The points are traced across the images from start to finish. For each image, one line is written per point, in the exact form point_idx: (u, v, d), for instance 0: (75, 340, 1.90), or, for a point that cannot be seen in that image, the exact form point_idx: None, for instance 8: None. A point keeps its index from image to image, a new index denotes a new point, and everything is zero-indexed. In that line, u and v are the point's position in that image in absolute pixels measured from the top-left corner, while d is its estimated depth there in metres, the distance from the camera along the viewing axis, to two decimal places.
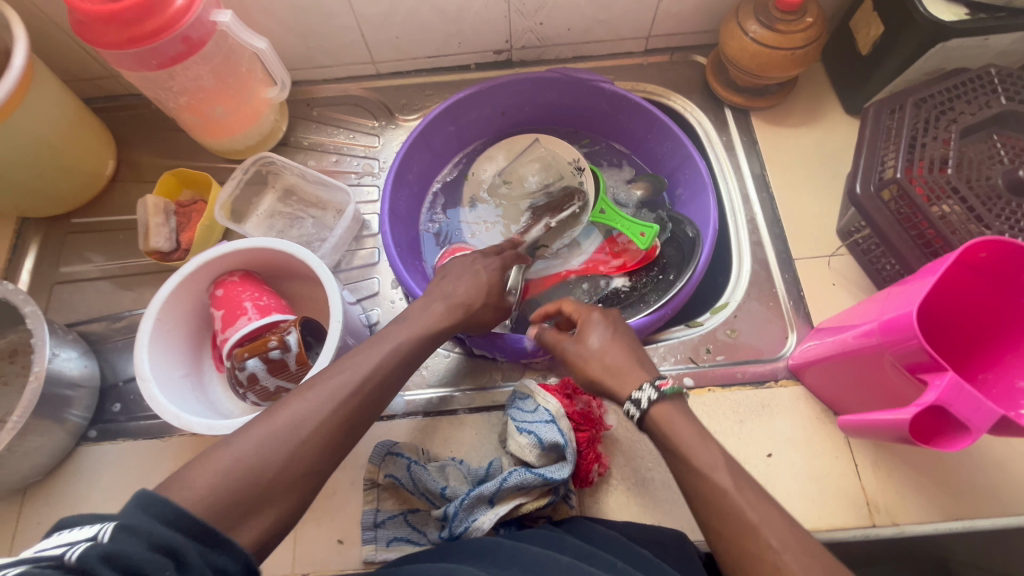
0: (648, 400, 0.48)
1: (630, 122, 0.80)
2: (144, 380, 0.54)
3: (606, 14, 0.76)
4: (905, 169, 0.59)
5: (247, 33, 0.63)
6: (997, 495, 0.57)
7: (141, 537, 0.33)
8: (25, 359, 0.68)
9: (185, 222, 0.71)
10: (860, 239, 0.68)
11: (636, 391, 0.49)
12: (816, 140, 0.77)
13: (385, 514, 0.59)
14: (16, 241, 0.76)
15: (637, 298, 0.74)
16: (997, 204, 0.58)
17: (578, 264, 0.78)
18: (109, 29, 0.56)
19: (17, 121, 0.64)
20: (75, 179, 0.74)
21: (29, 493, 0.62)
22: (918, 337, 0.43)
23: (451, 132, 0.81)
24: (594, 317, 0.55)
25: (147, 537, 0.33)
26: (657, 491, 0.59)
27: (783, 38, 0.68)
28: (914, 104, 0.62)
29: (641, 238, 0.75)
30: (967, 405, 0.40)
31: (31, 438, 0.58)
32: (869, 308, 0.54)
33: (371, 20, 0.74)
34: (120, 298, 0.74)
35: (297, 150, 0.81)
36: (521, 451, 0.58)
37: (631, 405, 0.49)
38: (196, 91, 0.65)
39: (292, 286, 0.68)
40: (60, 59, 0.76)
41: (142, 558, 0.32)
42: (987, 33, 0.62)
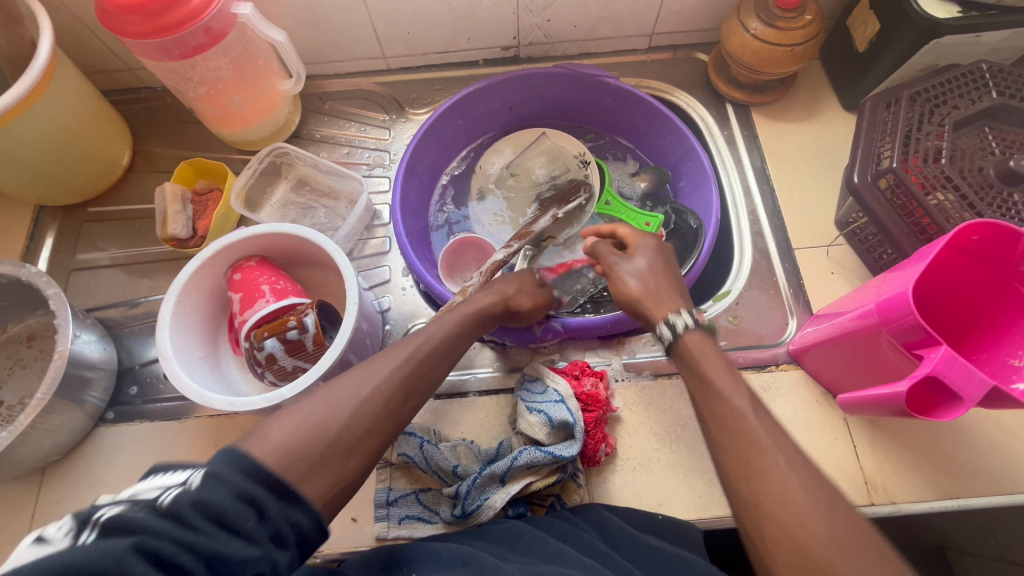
0: (684, 324, 0.51)
1: (634, 117, 0.82)
2: (166, 359, 0.56)
3: (611, 11, 0.79)
4: (900, 159, 0.61)
5: (265, 25, 0.65)
6: (990, 473, 0.59)
7: (226, 487, 0.35)
8: (43, 343, 0.70)
9: (201, 210, 0.73)
10: (857, 229, 0.70)
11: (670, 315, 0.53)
12: (815, 134, 0.80)
13: (397, 492, 0.60)
14: (33, 229, 0.78)
15: None
16: (988, 193, 0.60)
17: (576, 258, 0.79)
18: (133, 19, 0.58)
19: (40, 109, 0.65)
20: (93, 168, 0.76)
21: (48, 472, 0.64)
22: (914, 314, 0.45)
23: (460, 126, 0.83)
24: (647, 243, 0.61)
25: (232, 487, 0.35)
26: (661, 471, 0.61)
27: (783, 34, 0.71)
28: (909, 97, 0.64)
29: (646, 227, 0.77)
30: (961, 376, 0.42)
31: (52, 417, 0.59)
32: (867, 290, 0.56)
33: (383, 16, 0.76)
34: (136, 285, 0.76)
35: (309, 142, 0.82)
36: (531, 429, 0.59)
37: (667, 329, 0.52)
38: (215, 82, 0.67)
39: (306, 272, 0.70)
40: (80, 51, 0.77)
41: (226, 507, 0.34)
42: (979, 30, 0.65)
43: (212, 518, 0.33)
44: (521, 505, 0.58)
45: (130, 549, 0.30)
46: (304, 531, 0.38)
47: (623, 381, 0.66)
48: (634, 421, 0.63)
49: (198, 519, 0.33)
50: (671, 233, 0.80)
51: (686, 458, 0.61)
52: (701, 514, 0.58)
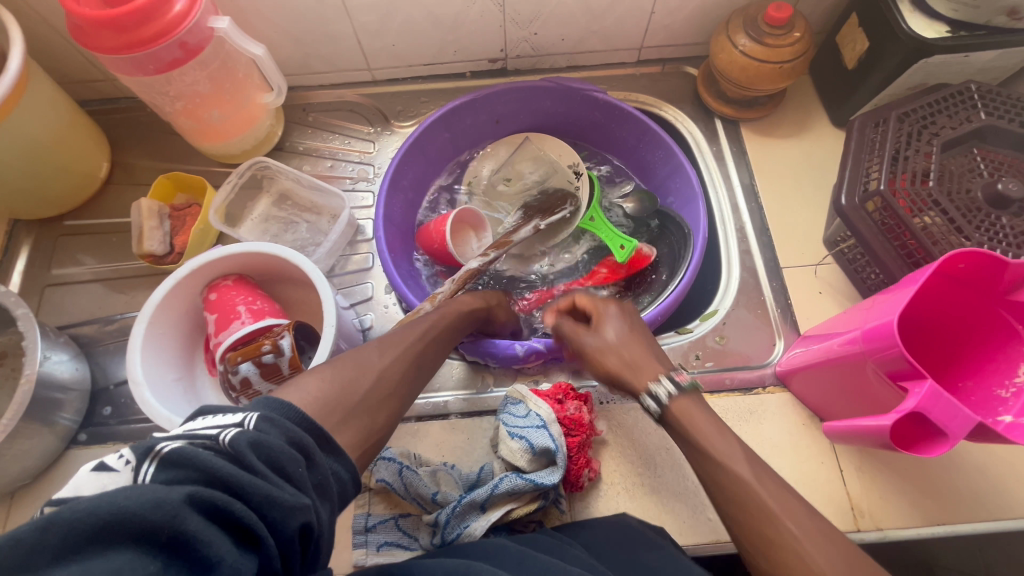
0: (667, 392, 0.50)
1: (623, 131, 0.81)
2: (137, 384, 0.54)
3: (599, 25, 0.78)
4: (888, 181, 0.61)
5: (244, 39, 0.63)
6: (978, 500, 0.58)
7: (279, 432, 0.33)
8: (14, 362, 0.68)
9: (179, 225, 0.72)
10: (845, 249, 0.69)
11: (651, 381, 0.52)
12: (804, 150, 0.79)
13: (376, 518, 0.59)
14: (8, 242, 0.76)
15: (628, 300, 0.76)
16: (976, 216, 0.60)
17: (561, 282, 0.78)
18: (106, 34, 0.57)
19: (12, 123, 0.64)
20: (68, 181, 0.74)
21: (17, 497, 0.62)
22: (899, 346, 0.44)
23: (446, 139, 0.81)
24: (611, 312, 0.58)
25: (284, 433, 0.34)
26: (646, 496, 0.60)
27: (772, 51, 0.70)
28: (897, 118, 0.64)
29: (620, 251, 0.76)
30: (945, 412, 0.41)
31: (21, 441, 0.58)
32: (853, 316, 0.55)
33: (368, 28, 0.75)
34: (112, 301, 0.74)
35: (292, 155, 0.81)
36: (512, 456, 0.58)
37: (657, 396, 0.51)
38: (193, 96, 0.66)
39: (286, 291, 0.68)
40: (56, 61, 0.76)
41: (282, 451, 0.32)
42: (968, 50, 0.64)
43: (268, 461, 0.31)
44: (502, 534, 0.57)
45: (186, 496, 0.27)
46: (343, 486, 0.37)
47: (607, 404, 0.65)
48: (619, 444, 0.62)
49: (256, 461, 0.31)
50: (657, 249, 0.79)
51: (670, 482, 0.60)
52: (685, 540, 0.57)
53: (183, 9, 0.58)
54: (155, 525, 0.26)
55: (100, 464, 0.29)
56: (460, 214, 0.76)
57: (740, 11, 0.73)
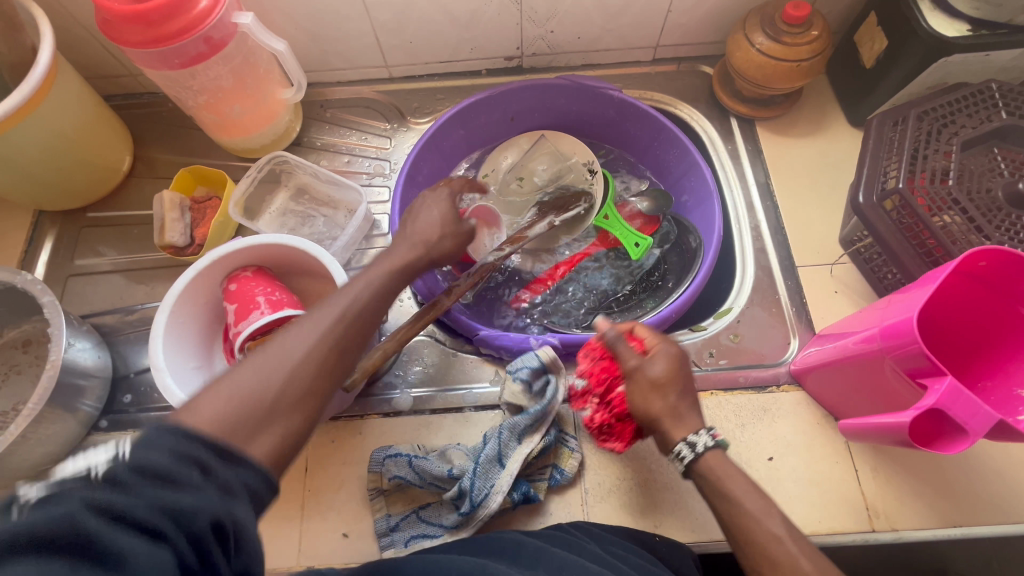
0: (704, 445, 0.48)
1: (637, 129, 0.81)
2: (159, 371, 0.55)
3: (615, 23, 0.78)
4: (907, 179, 0.60)
5: (267, 35, 0.64)
6: (996, 501, 0.58)
7: (162, 447, 0.29)
8: (38, 349, 0.69)
9: (199, 217, 0.73)
10: (862, 248, 0.69)
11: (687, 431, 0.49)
12: (820, 149, 0.79)
13: (397, 517, 0.59)
14: (32, 233, 0.78)
15: (634, 303, 0.75)
16: (996, 215, 0.59)
17: (561, 261, 0.79)
18: (133, 28, 0.58)
19: (40, 117, 0.65)
20: (92, 173, 0.76)
21: None
22: (918, 342, 0.44)
23: (461, 136, 0.82)
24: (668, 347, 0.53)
25: (171, 447, 0.29)
26: (659, 492, 0.60)
27: (789, 50, 0.70)
28: (917, 116, 0.63)
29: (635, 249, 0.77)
30: (966, 409, 0.41)
31: (45, 426, 0.59)
32: (869, 314, 0.55)
33: (385, 25, 0.76)
34: (133, 292, 0.75)
35: (310, 150, 0.82)
36: (517, 398, 0.61)
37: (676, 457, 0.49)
38: (215, 90, 0.67)
39: (302, 283, 0.69)
40: (84, 57, 0.78)
41: (166, 465, 0.28)
42: (988, 49, 0.64)
43: (152, 476, 0.28)
44: (525, 485, 0.58)
45: (75, 502, 0.25)
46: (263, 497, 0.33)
47: None
48: None
49: (137, 479, 0.27)
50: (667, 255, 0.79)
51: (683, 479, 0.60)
52: (698, 535, 0.58)
53: (208, 4, 0.59)
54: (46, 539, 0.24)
55: None
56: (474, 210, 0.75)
57: (757, 9, 0.73)
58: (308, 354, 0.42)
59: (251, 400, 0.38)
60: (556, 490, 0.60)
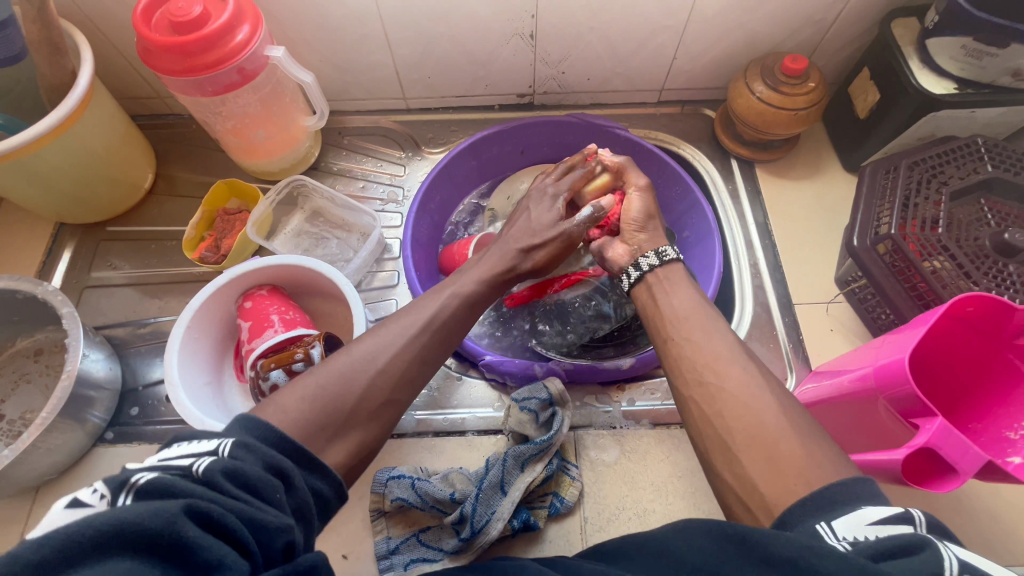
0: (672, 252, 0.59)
1: (642, 166, 0.85)
2: (172, 385, 0.57)
3: (624, 67, 0.82)
4: (899, 226, 0.63)
5: (295, 67, 0.68)
6: (989, 543, 0.59)
7: (256, 458, 0.36)
8: (49, 359, 0.71)
9: (229, 229, 0.76)
10: (856, 288, 0.72)
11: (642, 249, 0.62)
12: (815, 193, 0.82)
13: (397, 540, 0.60)
14: (52, 244, 0.80)
15: (628, 339, 0.74)
16: (985, 263, 0.62)
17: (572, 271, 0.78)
18: (172, 58, 0.61)
19: (75, 135, 0.68)
20: (116, 189, 0.78)
21: (42, 489, 0.64)
22: (910, 384, 0.46)
23: (473, 166, 0.85)
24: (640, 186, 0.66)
25: (262, 458, 0.36)
26: (658, 522, 0.61)
27: (786, 99, 0.74)
28: (907, 166, 0.67)
29: None
30: (956, 449, 0.43)
31: (54, 436, 0.60)
32: (864, 353, 0.57)
33: (406, 60, 0.80)
34: (146, 305, 0.77)
35: (327, 174, 0.86)
36: (521, 426, 0.62)
37: (624, 274, 0.60)
38: (243, 116, 0.71)
39: (314, 303, 0.72)
40: (118, 80, 0.82)
41: (257, 477, 0.34)
42: (974, 106, 0.67)
43: (243, 485, 0.34)
44: (525, 513, 0.59)
45: (180, 506, 0.30)
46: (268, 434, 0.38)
47: (620, 429, 0.66)
48: (628, 461, 0.64)
49: (232, 487, 0.33)
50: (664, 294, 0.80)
51: (681, 510, 0.61)
52: None
53: (245, 38, 0.63)
54: (154, 530, 0.28)
55: (73, 501, 0.31)
56: (482, 238, 0.78)
57: (757, 60, 0.78)
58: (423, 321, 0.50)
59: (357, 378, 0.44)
60: (554, 517, 0.61)
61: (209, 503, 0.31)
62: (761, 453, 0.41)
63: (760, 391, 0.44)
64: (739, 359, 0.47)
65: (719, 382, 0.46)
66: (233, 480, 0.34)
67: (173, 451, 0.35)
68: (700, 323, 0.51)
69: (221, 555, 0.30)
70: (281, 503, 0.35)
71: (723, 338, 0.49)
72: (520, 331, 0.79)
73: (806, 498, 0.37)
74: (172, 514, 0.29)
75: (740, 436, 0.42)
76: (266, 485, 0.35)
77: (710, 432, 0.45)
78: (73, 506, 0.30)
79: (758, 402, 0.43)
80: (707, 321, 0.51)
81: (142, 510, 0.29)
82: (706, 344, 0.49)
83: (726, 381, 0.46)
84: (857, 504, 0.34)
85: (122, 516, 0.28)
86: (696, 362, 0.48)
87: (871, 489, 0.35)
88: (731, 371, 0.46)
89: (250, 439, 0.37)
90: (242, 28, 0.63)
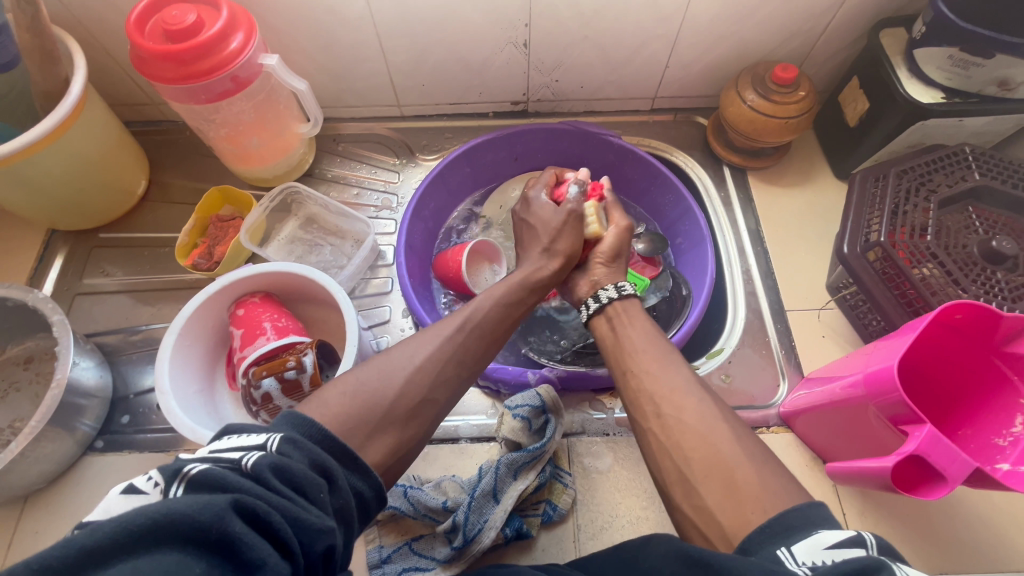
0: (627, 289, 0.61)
1: (635, 173, 0.85)
2: (164, 394, 0.57)
3: (617, 75, 0.83)
4: (888, 233, 0.64)
5: (289, 75, 0.69)
6: (980, 550, 0.59)
7: (303, 455, 0.36)
8: (39, 367, 0.70)
9: (222, 236, 0.76)
10: (847, 295, 0.72)
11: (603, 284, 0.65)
12: (807, 200, 0.83)
13: (389, 549, 0.59)
14: (44, 251, 0.79)
15: None
16: (973, 270, 0.62)
17: None
18: (166, 66, 0.61)
19: (67, 142, 0.68)
20: (109, 196, 0.78)
21: (30, 499, 0.63)
22: (899, 391, 0.47)
23: (467, 173, 0.86)
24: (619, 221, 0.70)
25: (308, 455, 0.36)
26: (651, 529, 0.61)
27: (777, 107, 0.74)
28: (896, 174, 0.68)
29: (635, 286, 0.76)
30: (944, 456, 0.43)
31: (43, 445, 0.59)
32: (855, 360, 0.57)
33: (400, 67, 0.80)
34: (138, 312, 0.76)
35: (321, 181, 0.86)
36: (513, 433, 0.62)
37: (585, 306, 0.63)
38: (237, 124, 0.71)
39: (307, 309, 0.72)
40: (112, 87, 0.82)
41: (303, 475, 0.34)
42: (962, 115, 0.68)
43: (289, 482, 0.34)
44: (518, 521, 0.59)
45: (230, 501, 0.30)
46: (312, 431, 0.38)
47: (614, 436, 0.66)
48: (622, 468, 0.64)
49: (279, 483, 0.33)
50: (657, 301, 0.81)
51: None
52: None
53: (239, 46, 0.63)
54: (203, 524, 0.28)
55: (129, 486, 0.32)
56: (476, 245, 0.79)
57: (749, 69, 0.79)
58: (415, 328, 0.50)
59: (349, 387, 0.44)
60: (547, 525, 0.61)
61: (255, 499, 0.31)
62: (724, 479, 0.41)
63: (715, 422, 0.44)
64: (694, 392, 0.48)
65: (676, 413, 0.46)
66: (280, 476, 0.33)
67: (225, 444, 0.36)
68: (657, 357, 0.52)
69: (263, 556, 0.29)
70: (324, 503, 0.35)
71: (679, 372, 0.50)
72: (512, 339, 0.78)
73: (764, 527, 0.36)
74: (219, 509, 0.29)
75: (698, 467, 0.43)
76: (310, 483, 0.35)
77: (668, 464, 0.45)
78: (128, 492, 0.32)
79: (715, 433, 0.44)
80: (659, 355, 0.52)
81: (196, 500, 0.29)
82: (663, 379, 0.50)
83: (684, 413, 0.46)
84: (812, 528, 0.34)
85: (171, 507, 0.28)
86: (654, 396, 0.49)
87: (826, 514, 0.35)
88: (685, 402, 0.47)
89: (296, 435, 0.37)
90: (236, 36, 0.63)
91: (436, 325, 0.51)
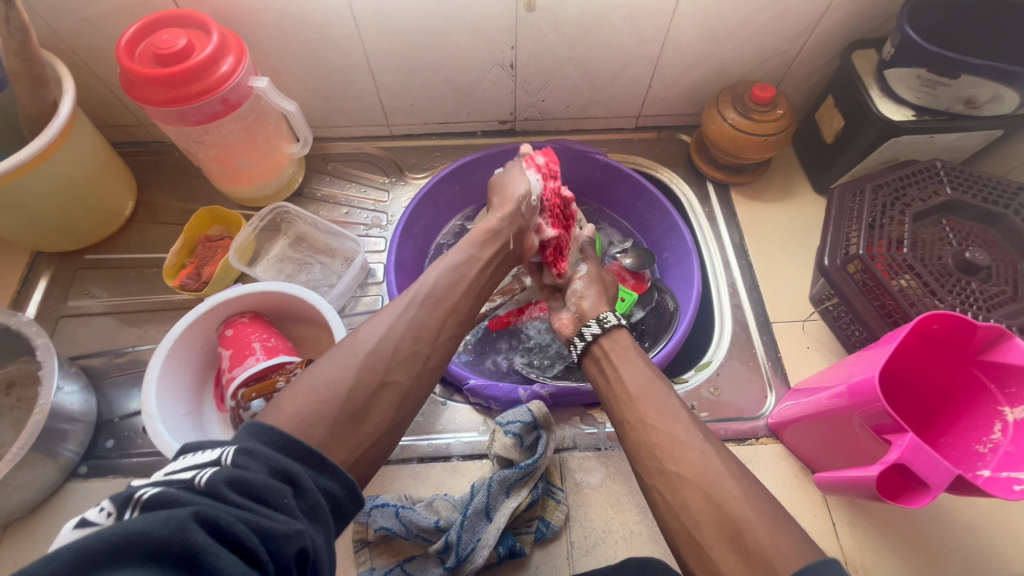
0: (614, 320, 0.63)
1: (622, 190, 0.87)
2: (150, 417, 0.56)
3: (601, 95, 0.85)
4: (866, 246, 0.66)
5: (279, 97, 0.70)
6: (966, 556, 0.60)
7: (261, 463, 0.36)
8: (21, 392, 0.69)
9: (210, 256, 0.76)
10: (830, 306, 0.74)
11: (586, 318, 0.65)
12: (788, 215, 0.85)
13: (379, 571, 0.58)
14: (27, 273, 0.79)
15: None
16: (949, 281, 0.64)
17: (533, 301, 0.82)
18: (156, 89, 0.62)
19: (53, 164, 0.68)
20: (95, 218, 0.78)
21: (10, 529, 0.61)
22: (881, 401, 0.48)
23: (456, 191, 0.87)
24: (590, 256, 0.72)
25: (267, 463, 0.36)
26: (644, 544, 0.61)
27: (757, 125, 0.77)
28: (872, 188, 0.70)
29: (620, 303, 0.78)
30: (927, 464, 0.44)
31: (24, 473, 0.58)
32: (839, 371, 0.58)
33: (389, 88, 0.82)
34: (124, 334, 0.75)
35: (310, 201, 0.86)
36: (505, 450, 0.62)
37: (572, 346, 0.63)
38: (226, 145, 0.72)
39: (297, 329, 0.71)
40: (100, 109, 0.82)
41: (265, 484, 0.34)
42: (932, 132, 0.71)
43: (250, 492, 0.33)
44: (511, 539, 0.58)
45: (189, 514, 0.29)
46: (271, 439, 0.38)
47: (606, 450, 0.66)
48: (615, 482, 0.64)
49: (239, 494, 0.33)
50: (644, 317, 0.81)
51: None
52: None
53: (229, 69, 0.63)
54: (165, 539, 0.28)
55: (82, 520, 0.31)
56: None
57: (728, 89, 0.81)
58: (404, 342, 0.50)
59: (337, 406, 0.44)
60: (541, 542, 0.61)
61: (216, 511, 0.31)
62: None
63: (717, 475, 0.45)
64: (694, 442, 0.48)
65: (680, 471, 0.47)
66: (240, 486, 0.33)
67: (179, 465, 0.35)
68: (652, 399, 0.53)
69: (229, 563, 0.29)
70: (290, 509, 0.35)
71: (678, 422, 0.50)
72: (502, 354, 0.79)
73: None
74: (180, 521, 0.29)
75: (708, 528, 0.43)
76: (273, 491, 0.34)
77: (675, 523, 0.46)
78: (81, 525, 0.30)
79: (720, 491, 0.44)
80: (653, 396, 0.53)
81: (151, 518, 0.28)
82: (661, 428, 0.50)
83: (684, 467, 0.47)
84: None
85: (129, 526, 0.28)
86: (654, 448, 0.50)
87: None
88: (681, 449, 0.48)
89: (253, 445, 0.37)
90: (226, 60, 0.64)
91: (425, 343, 0.52)
